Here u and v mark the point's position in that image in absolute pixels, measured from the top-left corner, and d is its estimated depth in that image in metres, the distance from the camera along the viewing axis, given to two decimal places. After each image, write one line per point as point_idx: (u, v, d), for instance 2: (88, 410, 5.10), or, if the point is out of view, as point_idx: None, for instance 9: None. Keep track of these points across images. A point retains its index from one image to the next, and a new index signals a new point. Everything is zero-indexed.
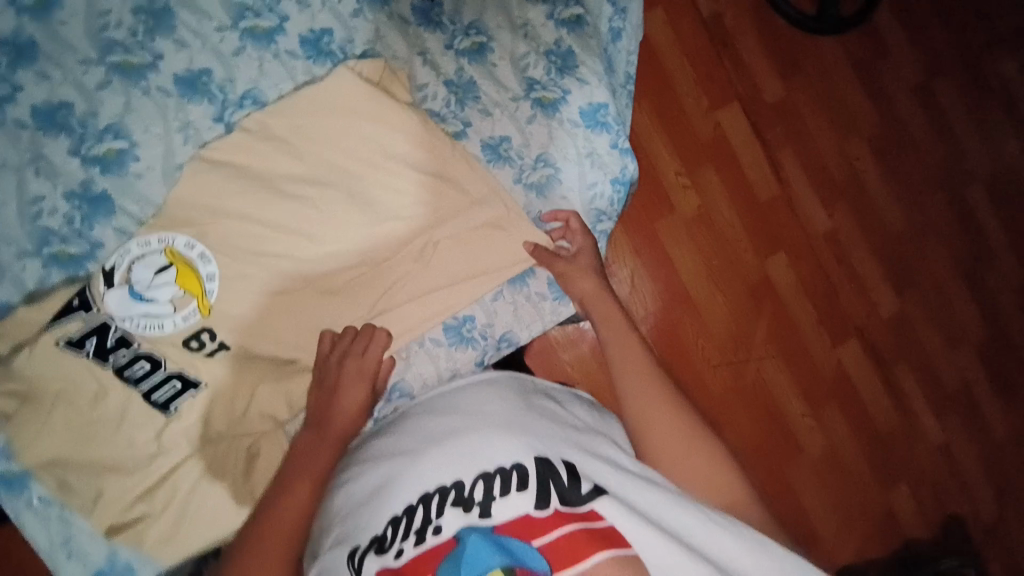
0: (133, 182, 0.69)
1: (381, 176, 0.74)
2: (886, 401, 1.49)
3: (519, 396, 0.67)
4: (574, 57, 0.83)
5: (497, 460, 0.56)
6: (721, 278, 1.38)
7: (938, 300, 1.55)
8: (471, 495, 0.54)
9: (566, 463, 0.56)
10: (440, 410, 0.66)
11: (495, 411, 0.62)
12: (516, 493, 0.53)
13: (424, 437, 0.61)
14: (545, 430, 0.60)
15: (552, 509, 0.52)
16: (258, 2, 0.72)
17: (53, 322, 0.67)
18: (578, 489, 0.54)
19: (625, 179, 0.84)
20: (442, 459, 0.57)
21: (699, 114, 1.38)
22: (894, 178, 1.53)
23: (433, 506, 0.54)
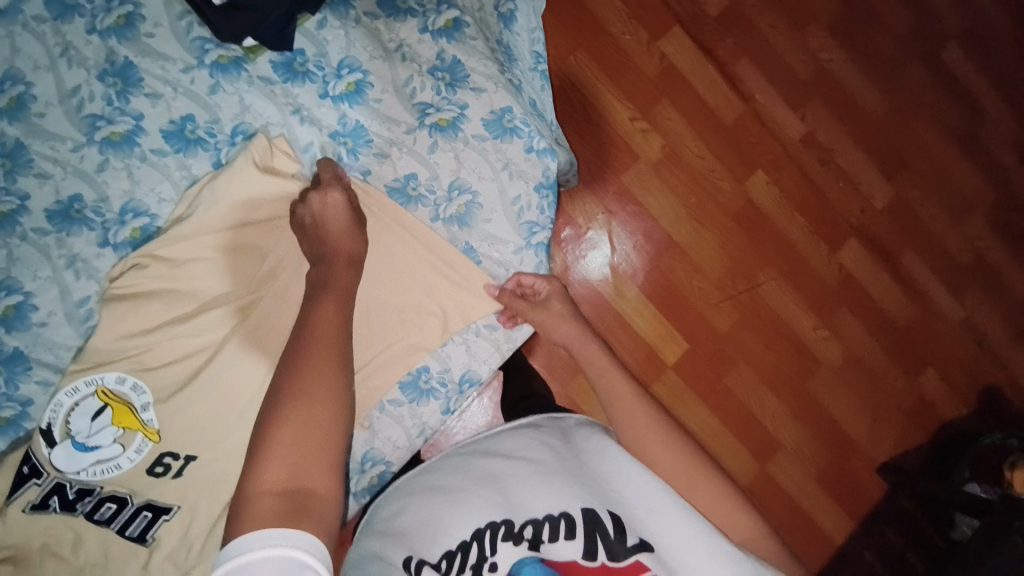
0: (39, 333, 0.67)
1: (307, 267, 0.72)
2: (900, 292, 1.39)
3: (566, 440, 0.65)
4: (462, 66, 0.76)
5: (544, 506, 0.54)
6: (702, 214, 1.30)
7: (938, 175, 1.44)
8: (522, 531, 0.52)
9: (613, 514, 0.54)
10: (488, 450, 0.63)
11: (543, 456, 0.60)
12: (564, 540, 0.52)
13: (472, 479, 0.59)
14: (594, 479, 0.58)
15: (598, 563, 0.51)
16: (106, 107, 0.67)
17: (10, 494, 0.64)
18: (624, 542, 0.52)
19: (550, 182, 0.79)
20: (492, 505, 0.55)
21: (641, 48, 1.30)
22: (863, 59, 1.42)
23: (485, 544, 0.52)
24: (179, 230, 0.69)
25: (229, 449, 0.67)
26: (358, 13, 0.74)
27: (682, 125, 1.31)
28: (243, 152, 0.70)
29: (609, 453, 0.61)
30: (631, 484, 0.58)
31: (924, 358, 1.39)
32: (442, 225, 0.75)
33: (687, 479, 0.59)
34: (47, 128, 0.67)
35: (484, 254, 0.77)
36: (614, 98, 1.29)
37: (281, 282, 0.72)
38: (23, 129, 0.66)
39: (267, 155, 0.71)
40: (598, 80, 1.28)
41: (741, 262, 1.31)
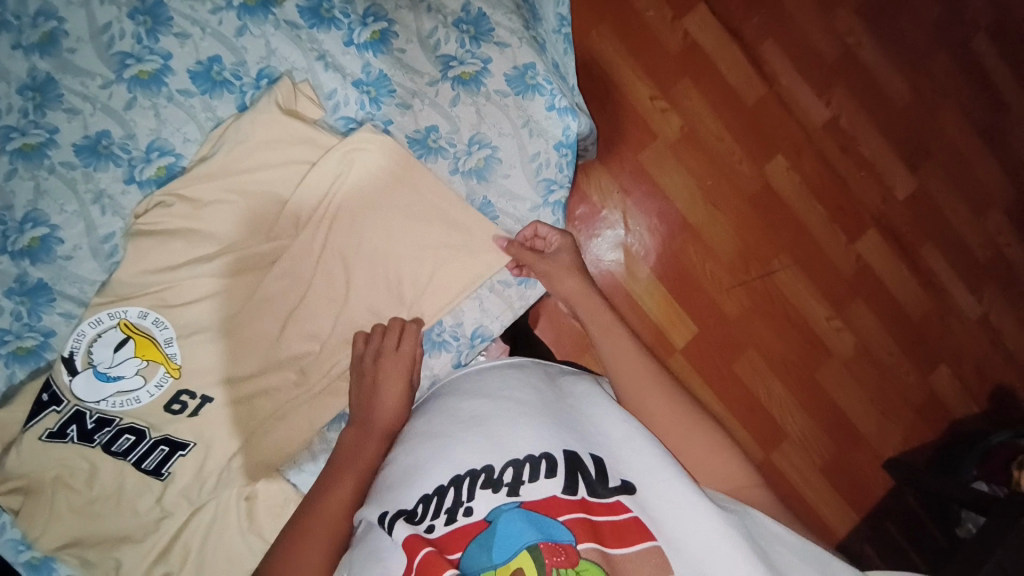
0: (64, 265, 0.68)
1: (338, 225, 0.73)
2: (916, 285, 1.37)
3: (551, 385, 0.62)
4: (487, 20, 0.75)
5: (527, 446, 0.50)
6: (719, 196, 1.29)
7: (962, 168, 1.41)
8: (501, 476, 0.48)
9: (595, 457, 0.51)
10: (468, 393, 0.61)
11: (527, 397, 0.57)
12: (545, 479, 0.48)
13: (452, 422, 0.56)
14: (578, 422, 0.55)
15: (579, 498, 0.48)
16: (136, 45, 0.68)
17: (27, 420, 0.65)
18: (606, 482, 0.49)
19: (570, 141, 0.78)
20: (470, 442, 0.52)
21: (666, 25, 1.29)
22: (892, 45, 1.39)
23: (463, 489, 0.49)
24: (202, 172, 0.69)
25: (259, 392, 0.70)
26: None
27: (703, 105, 1.29)
28: (264, 98, 0.70)
29: (595, 399, 0.59)
30: (616, 427, 0.55)
31: (935, 353, 1.37)
32: (461, 176, 0.75)
33: (701, 444, 0.58)
34: (77, 64, 0.67)
35: (501, 209, 0.77)
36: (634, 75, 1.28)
37: (304, 233, 0.72)
38: (54, 64, 0.67)
39: (293, 105, 0.72)
40: (620, 55, 1.27)
41: (756, 245, 1.30)
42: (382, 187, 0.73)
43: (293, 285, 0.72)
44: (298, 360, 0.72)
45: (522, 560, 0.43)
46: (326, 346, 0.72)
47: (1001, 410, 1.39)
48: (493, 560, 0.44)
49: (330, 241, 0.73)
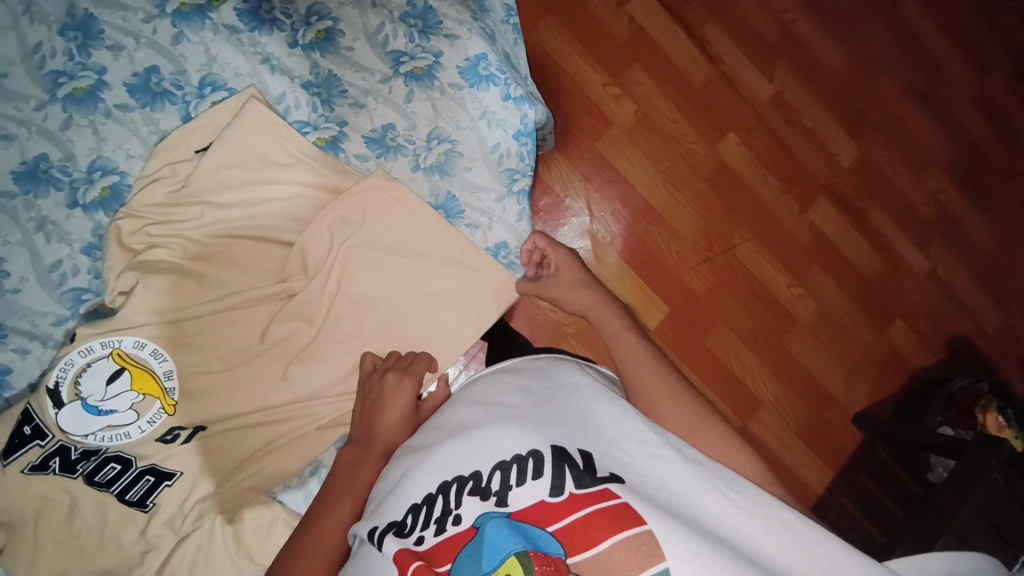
0: (13, 299, 0.64)
1: (313, 233, 0.69)
2: (868, 248, 1.43)
3: (545, 379, 0.58)
4: (434, 13, 0.74)
5: (512, 447, 0.49)
6: (678, 177, 1.32)
7: (901, 132, 1.48)
8: (489, 484, 0.47)
9: (584, 451, 0.49)
10: (462, 401, 0.58)
11: (517, 400, 0.54)
12: (533, 481, 0.47)
13: (438, 434, 0.54)
14: (571, 417, 0.52)
15: (566, 496, 0.46)
16: (68, 63, 0.64)
17: (6, 454, 0.61)
18: (593, 472, 0.47)
19: (529, 129, 0.77)
20: (457, 451, 0.51)
21: (611, 13, 1.31)
22: (825, 17, 1.44)
23: (451, 497, 0.48)
24: (191, 196, 0.68)
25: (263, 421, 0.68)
26: None
27: (654, 89, 1.32)
28: (242, 118, 0.67)
29: (592, 393, 0.55)
30: (612, 422, 0.52)
31: (890, 309, 1.43)
32: (422, 173, 0.74)
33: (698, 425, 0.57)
34: (2, 85, 0.62)
35: (466, 204, 0.76)
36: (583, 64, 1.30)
37: (315, 279, 0.70)
38: None
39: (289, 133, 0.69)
40: (568, 45, 1.28)
41: (717, 222, 1.33)
42: (384, 215, 0.71)
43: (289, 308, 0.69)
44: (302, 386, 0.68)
45: (510, 567, 0.42)
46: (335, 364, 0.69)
47: (958, 359, 1.45)
48: (484, 567, 0.42)
49: (343, 285, 0.70)
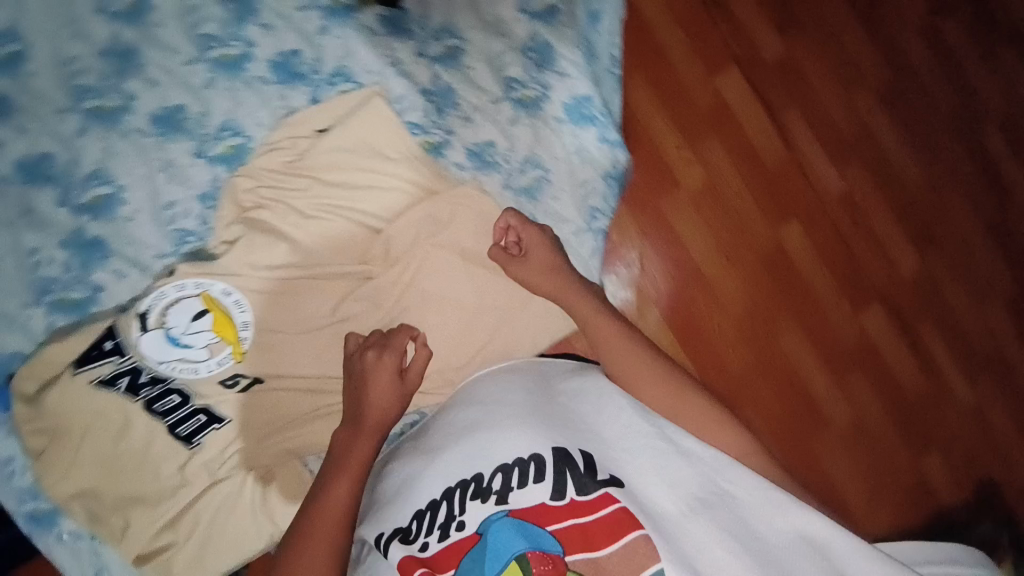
0: (124, 226, 0.69)
1: (403, 226, 0.74)
2: (913, 363, 1.41)
3: (544, 384, 0.65)
4: (552, 51, 0.80)
5: (514, 451, 0.56)
6: (733, 251, 1.33)
7: (964, 254, 1.46)
8: (490, 484, 0.55)
9: (584, 452, 0.56)
10: (464, 400, 0.65)
11: (516, 401, 0.61)
12: (534, 484, 0.54)
13: (448, 432, 0.61)
14: (569, 419, 0.59)
15: (567, 500, 0.53)
16: (223, 30, 0.68)
17: (82, 364, 0.66)
18: (595, 477, 0.54)
19: (618, 173, 0.84)
20: (461, 452, 0.58)
21: (698, 82, 1.35)
22: (907, 127, 1.47)
23: (455, 503, 0.55)
24: (305, 172, 0.75)
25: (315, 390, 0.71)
26: None
27: (725, 160, 1.35)
28: (366, 112, 0.74)
29: (587, 397, 0.62)
30: (607, 427, 0.59)
31: (928, 434, 1.39)
32: (512, 191, 0.79)
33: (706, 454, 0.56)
34: (159, 37, 0.66)
35: None
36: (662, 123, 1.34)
37: (393, 269, 0.74)
38: (139, 35, 0.65)
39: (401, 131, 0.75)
40: (649, 105, 1.34)
41: (764, 304, 1.34)
42: (467, 225, 0.75)
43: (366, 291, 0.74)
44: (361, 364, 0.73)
45: (511, 569, 0.49)
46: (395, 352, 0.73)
47: (990, 503, 1.39)
48: (485, 571, 0.50)
49: (416, 280, 0.74)
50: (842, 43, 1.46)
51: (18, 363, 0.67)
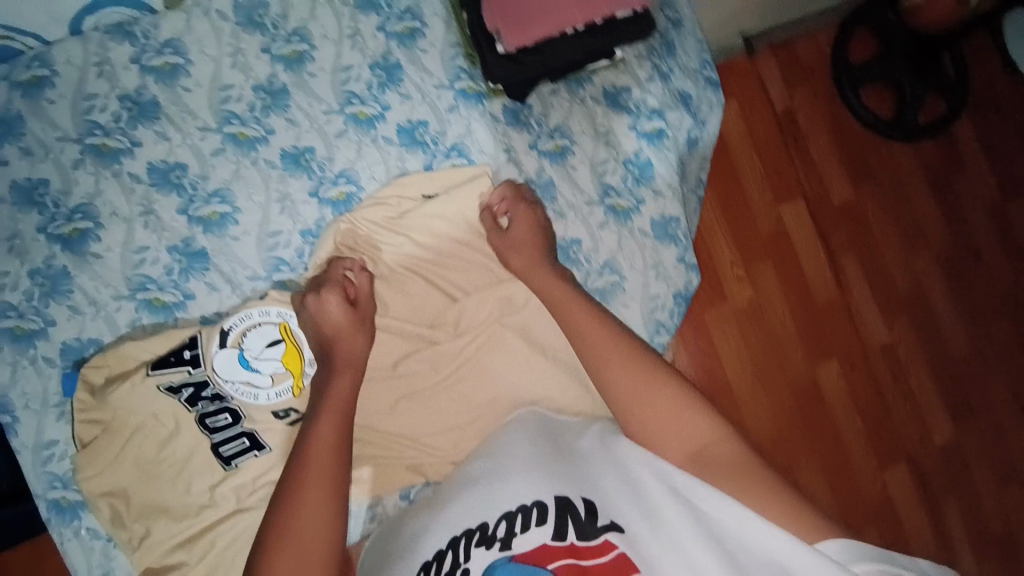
0: (229, 244, 0.75)
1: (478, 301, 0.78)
2: (927, 528, 1.57)
3: (550, 438, 0.66)
4: (652, 169, 0.85)
5: (520, 498, 0.56)
6: (768, 379, 1.51)
7: (999, 436, 1.64)
8: (494, 533, 0.54)
9: (587, 499, 0.55)
10: (477, 456, 0.67)
11: (523, 454, 0.62)
12: (536, 527, 0.53)
13: (460, 484, 0.63)
14: (574, 469, 0.59)
15: (569, 543, 0.52)
16: (366, 90, 0.79)
17: (157, 367, 0.68)
18: (595, 522, 0.53)
19: (688, 294, 0.85)
20: (467, 505, 0.59)
21: (764, 207, 1.55)
22: (957, 299, 1.68)
23: (461, 551, 0.54)
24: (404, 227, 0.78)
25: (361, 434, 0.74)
26: (586, 94, 0.85)
27: (777, 293, 1.53)
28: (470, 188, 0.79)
29: (591, 449, 0.62)
30: (607, 474, 0.57)
31: None
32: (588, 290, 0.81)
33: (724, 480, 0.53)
34: (311, 86, 0.78)
35: None
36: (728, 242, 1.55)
37: (461, 338, 0.77)
38: (292, 79, 0.78)
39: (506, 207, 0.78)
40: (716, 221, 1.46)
41: (788, 434, 1.51)
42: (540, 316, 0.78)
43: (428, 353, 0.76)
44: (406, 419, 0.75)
45: None
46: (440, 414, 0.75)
47: None
48: None
49: (478, 355, 0.77)
50: (909, 206, 1.67)
51: (92, 349, 0.71)
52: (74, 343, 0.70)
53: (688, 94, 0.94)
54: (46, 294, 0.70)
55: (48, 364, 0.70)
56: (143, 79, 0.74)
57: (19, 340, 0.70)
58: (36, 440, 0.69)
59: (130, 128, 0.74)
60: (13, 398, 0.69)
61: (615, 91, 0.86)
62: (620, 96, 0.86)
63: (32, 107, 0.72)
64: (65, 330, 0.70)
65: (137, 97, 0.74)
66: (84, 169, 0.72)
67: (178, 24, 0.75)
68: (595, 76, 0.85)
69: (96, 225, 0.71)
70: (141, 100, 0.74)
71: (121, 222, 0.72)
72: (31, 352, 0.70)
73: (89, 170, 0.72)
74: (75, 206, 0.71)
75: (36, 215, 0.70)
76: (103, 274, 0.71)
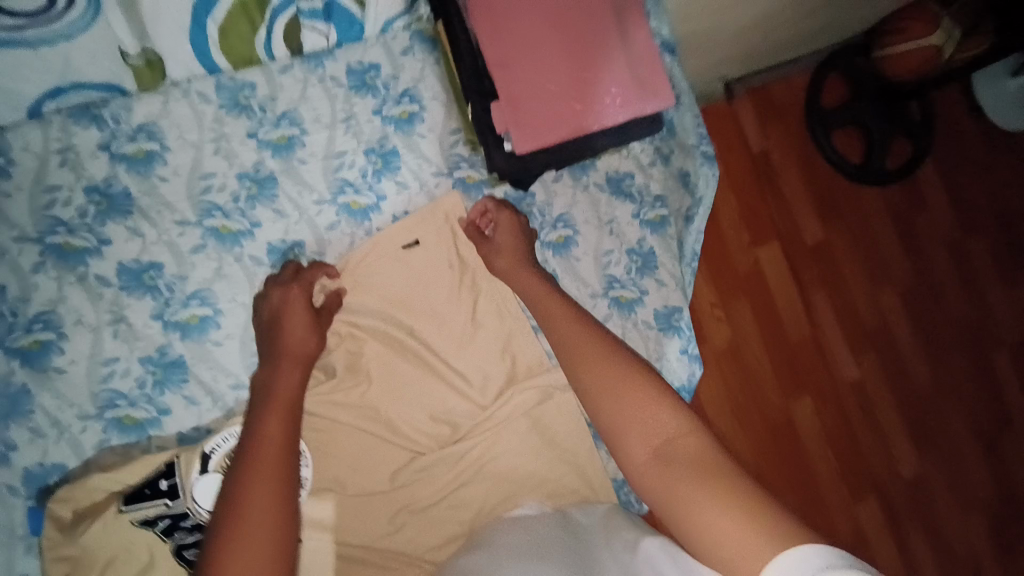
0: (209, 350, 0.68)
1: (493, 421, 0.73)
2: (895, 556, 1.61)
3: (541, 523, 0.65)
4: (654, 258, 0.84)
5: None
6: (745, 418, 1.57)
7: (959, 463, 1.70)
8: None
9: None
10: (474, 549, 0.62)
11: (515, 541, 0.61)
12: None
13: None
14: (565, 555, 0.58)
15: None
16: (360, 178, 0.74)
17: (131, 500, 0.62)
18: None
19: (691, 386, 0.84)
20: None
21: (741, 250, 1.62)
22: (925, 336, 1.72)
23: None
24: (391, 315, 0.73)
25: (354, 547, 0.68)
26: (590, 181, 0.82)
27: (751, 329, 1.60)
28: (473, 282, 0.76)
29: (584, 540, 0.62)
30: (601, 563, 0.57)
31: None
32: None
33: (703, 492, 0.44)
34: (301, 174, 0.73)
35: None
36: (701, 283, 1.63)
37: (463, 441, 0.72)
38: (280, 165, 0.72)
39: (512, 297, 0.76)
40: None
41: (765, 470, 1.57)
42: (549, 407, 0.75)
43: (426, 463, 0.71)
44: (402, 528, 0.69)
45: None
46: (439, 517, 0.70)
47: None
48: None
49: (484, 459, 0.72)
50: (878, 244, 1.73)
51: (58, 476, 0.64)
52: (36, 469, 0.63)
53: None
54: (1, 416, 0.62)
55: (10, 493, 0.62)
56: (114, 169, 0.67)
57: None
58: None
59: (98, 225, 0.66)
60: None
61: (618, 177, 0.84)
62: (623, 182, 0.84)
63: None
64: (23, 456, 0.63)
65: (107, 189, 0.67)
66: (45, 274, 0.64)
67: (154, 108, 0.69)
68: (598, 162, 0.83)
69: (60, 336, 0.64)
70: (111, 192, 0.67)
71: (87, 331, 0.65)
72: None
73: (51, 274, 0.64)
74: (35, 314, 0.63)
75: None
76: (66, 392, 0.64)
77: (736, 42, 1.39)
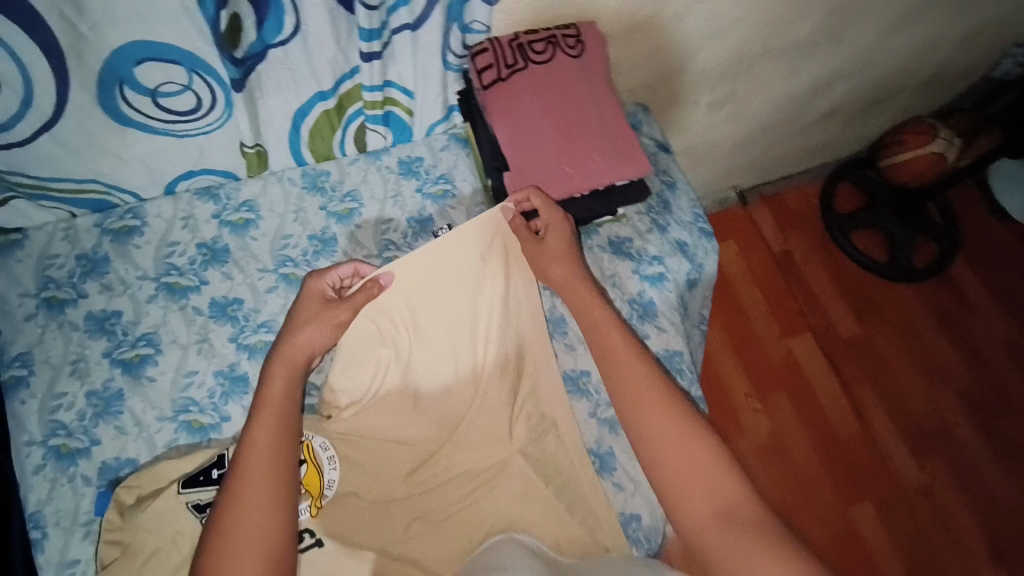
0: None
1: (503, 440, 0.82)
2: None
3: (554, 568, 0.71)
4: (654, 307, 0.95)
5: None
6: (798, 518, 1.46)
7: None
8: None
9: None
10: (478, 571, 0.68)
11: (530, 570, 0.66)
12: None
13: None
14: None
15: None
16: (402, 239, 0.93)
17: (187, 484, 0.73)
18: None
19: None
20: None
21: (772, 340, 1.66)
22: (993, 437, 1.62)
23: None
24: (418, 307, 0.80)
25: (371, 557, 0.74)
26: (593, 243, 0.97)
27: (793, 419, 1.57)
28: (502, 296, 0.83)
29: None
30: None
31: None
32: (597, 421, 0.85)
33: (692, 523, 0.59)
34: (357, 236, 0.92)
35: (620, 464, 0.84)
36: (734, 371, 1.61)
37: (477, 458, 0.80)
38: (341, 230, 0.92)
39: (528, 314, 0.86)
40: (725, 349, 1.63)
41: None
42: (548, 435, 0.83)
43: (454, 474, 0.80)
44: (420, 537, 0.76)
45: None
46: (457, 534, 0.76)
47: None
48: None
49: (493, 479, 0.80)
50: (919, 341, 1.72)
51: (127, 469, 0.75)
52: (112, 462, 0.75)
53: (685, 242, 1.01)
54: (97, 415, 0.76)
55: (85, 482, 0.74)
56: (219, 230, 0.88)
57: (63, 458, 0.74)
58: (60, 558, 0.72)
59: (200, 270, 0.86)
60: (47, 514, 0.72)
61: (618, 241, 0.98)
62: (623, 245, 0.98)
63: (117, 251, 0.85)
64: (107, 450, 0.75)
65: (212, 245, 0.87)
66: (155, 303, 0.83)
67: (256, 189, 0.92)
68: (600, 229, 0.98)
69: (155, 351, 0.80)
70: (215, 247, 0.87)
71: (178, 349, 0.81)
72: (72, 470, 0.74)
73: (160, 304, 0.83)
74: (141, 334, 0.81)
75: (105, 341, 0.80)
76: (152, 398, 0.78)
77: (736, 154, 1.56)
